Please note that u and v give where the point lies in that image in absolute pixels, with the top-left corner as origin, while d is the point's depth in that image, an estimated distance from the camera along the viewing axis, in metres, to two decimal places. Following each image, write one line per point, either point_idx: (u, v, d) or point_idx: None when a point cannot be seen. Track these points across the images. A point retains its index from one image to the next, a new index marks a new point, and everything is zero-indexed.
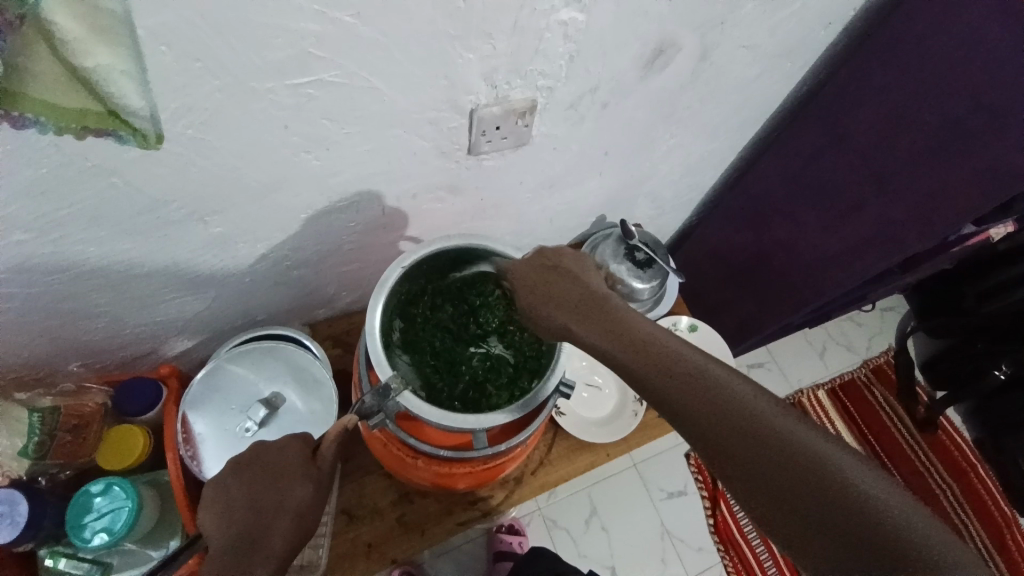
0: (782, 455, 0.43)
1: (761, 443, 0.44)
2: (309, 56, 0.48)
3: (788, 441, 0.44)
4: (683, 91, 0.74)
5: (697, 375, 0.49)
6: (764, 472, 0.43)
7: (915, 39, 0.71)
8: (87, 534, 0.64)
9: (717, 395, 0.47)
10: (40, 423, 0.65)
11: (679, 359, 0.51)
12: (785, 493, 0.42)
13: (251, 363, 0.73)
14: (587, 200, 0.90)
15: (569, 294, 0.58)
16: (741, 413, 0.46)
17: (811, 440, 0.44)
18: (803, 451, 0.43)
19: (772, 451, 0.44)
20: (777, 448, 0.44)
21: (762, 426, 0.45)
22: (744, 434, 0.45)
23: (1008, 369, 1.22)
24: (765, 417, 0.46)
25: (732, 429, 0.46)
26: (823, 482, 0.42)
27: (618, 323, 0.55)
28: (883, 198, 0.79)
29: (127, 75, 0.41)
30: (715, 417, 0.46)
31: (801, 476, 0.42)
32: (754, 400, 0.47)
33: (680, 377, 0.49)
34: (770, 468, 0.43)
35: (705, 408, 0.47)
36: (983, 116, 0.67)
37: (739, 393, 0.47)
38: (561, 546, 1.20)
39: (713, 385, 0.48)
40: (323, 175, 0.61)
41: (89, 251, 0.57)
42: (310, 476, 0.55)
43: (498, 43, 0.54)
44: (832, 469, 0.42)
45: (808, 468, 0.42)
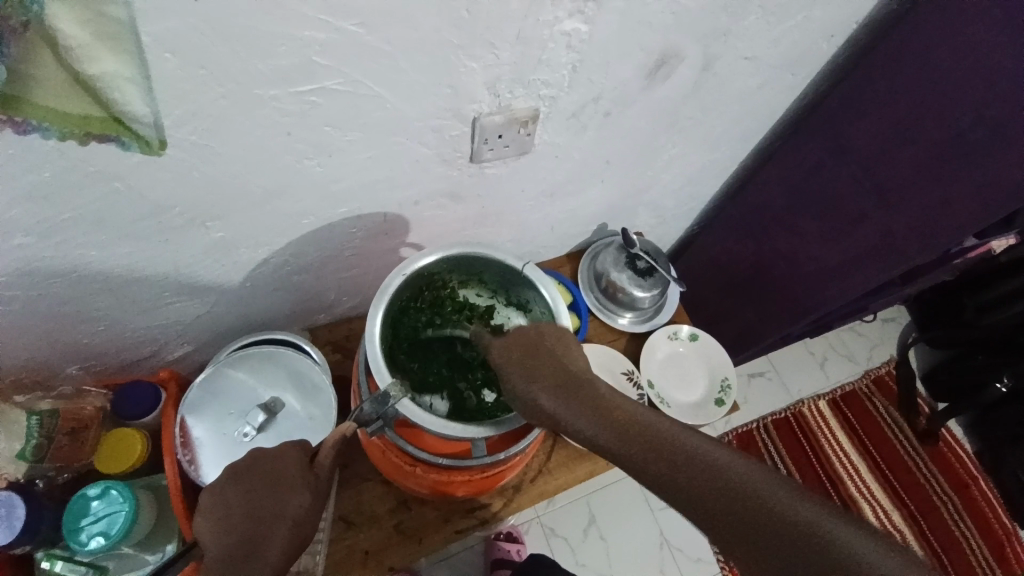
0: (763, 521, 0.47)
1: (744, 513, 0.48)
2: (314, 64, 0.48)
3: (764, 504, 0.48)
4: (686, 101, 0.74)
5: (673, 446, 0.52)
6: (751, 539, 0.47)
7: (916, 53, 0.71)
8: (82, 538, 0.64)
9: (695, 468, 0.51)
10: (38, 427, 0.66)
11: (656, 430, 0.54)
12: (772, 556, 0.46)
13: (250, 368, 0.73)
14: (589, 208, 0.90)
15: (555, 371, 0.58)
16: (720, 484, 0.49)
17: (784, 500, 0.48)
18: (782, 514, 0.47)
19: (756, 519, 0.47)
20: (759, 513, 0.47)
21: (742, 493, 0.49)
22: (729, 504, 0.48)
23: (1009, 382, 1.24)
24: (742, 482, 0.49)
25: (716, 499, 0.49)
26: (803, 541, 0.45)
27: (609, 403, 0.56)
28: (885, 211, 0.80)
29: (130, 81, 0.43)
30: (700, 490, 0.50)
31: (781, 538, 0.46)
32: (730, 468, 0.50)
33: (660, 453, 0.52)
34: (754, 534, 0.47)
35: (686, 479, 0.50)
36: (986, 128, 0.67)
37: (713, 461, 0.51)
38: (560, 554, 1.19)
39: (688, 455, 0.51)
40: (325, 182, 0.61)
41: (90, 255, 0.57)
42: (308, 484, 0.55)
43: (502, 53, 0.54)
44: (803, 525, 0.46)
45: (786, 530, 0.46)
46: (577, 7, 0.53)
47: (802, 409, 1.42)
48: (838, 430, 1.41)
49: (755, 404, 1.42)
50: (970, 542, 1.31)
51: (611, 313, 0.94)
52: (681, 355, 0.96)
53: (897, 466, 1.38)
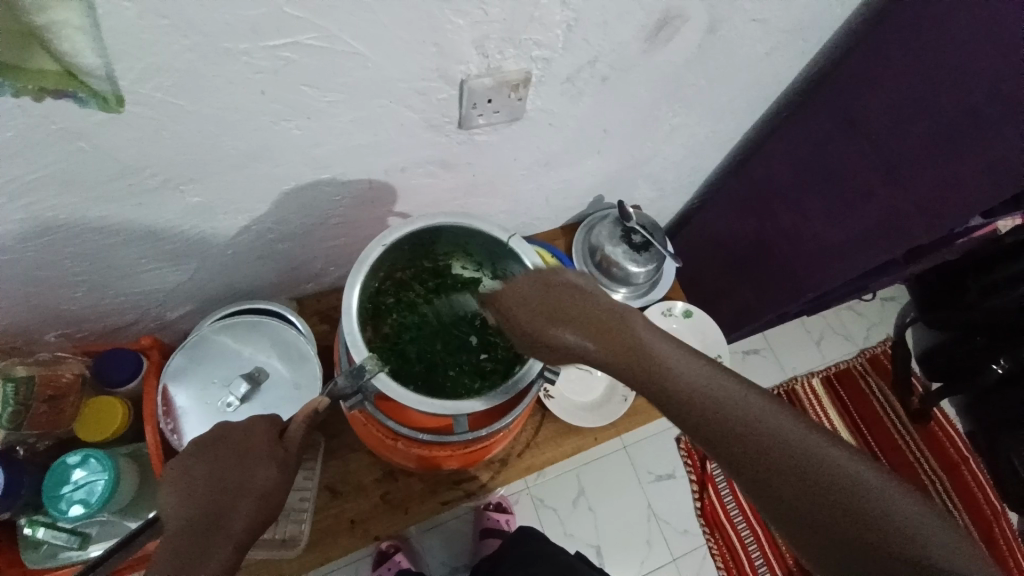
0: (795, 469, 0.47)
1: (778, 460, 0.47)
2: (286, 15, 0.45)
3: (798, 451, 0.48)
4: (689, 66, 0.71)
5: (706, 391, 0.51)
6: (779, 482, 0.47)
7: (936, 21, 0.67)
8: (63, 505, 0.64)
9: (732, 412, 0.50)
10: (14, 394, 0.64)
11: (684, 377, 0.52)
12: (796, 497, 0.46)
13: (234, 337, 0.72)
14: (585, 179, 0.87)
15: (562, 308, 0.55)
16: (752, 431, 0.48)
17: (821, 448, 0.48)
18: (805, 457, 0.47)
19: (788, 466, 0.47)
20: (788, 458, 0.47)
21: (775, 442, 0.48)
22: (760, 454, 0.48)
23: (1006, 364, 1.24)
24: (779, 433, 0.48)
25: (748, 446, 0.48)
26: (832, 490, 0.46)
27: (619, 343, 0.54)
28: (893, 187, 0.76)
29: (78, 30, 0.40)
30: (733, 436, 0.49)
31: (812, 485, 0.46)
32: (768, 414, 0.49)
33: (694, 402, 0.51)
34: (784, 478, 0.47)
35: (723, 428, 0.49)
36: (1001, 104, 0.64)
37: (752, 408, 0.50)
38: (548, 524, 1.21)
39: (722, 401, 0.50)
40: (306, 145, 0.58)
41: (60, 219, 0.55)
42: (276, 458, 0.55)
43: (491, 8, 0.51)
44: (835, 471, 0.47)
45: (822, 479, 0.46)
46: None
47: (796, 386, 1.42)
48: (830, 408, 1.41)
49: (748, 381, 1.42)
50: (956, 520, 1.33)
51: (606, 289, 0.92)
52: (674, 333, 0.94)
53: (887, 444, 1.39)
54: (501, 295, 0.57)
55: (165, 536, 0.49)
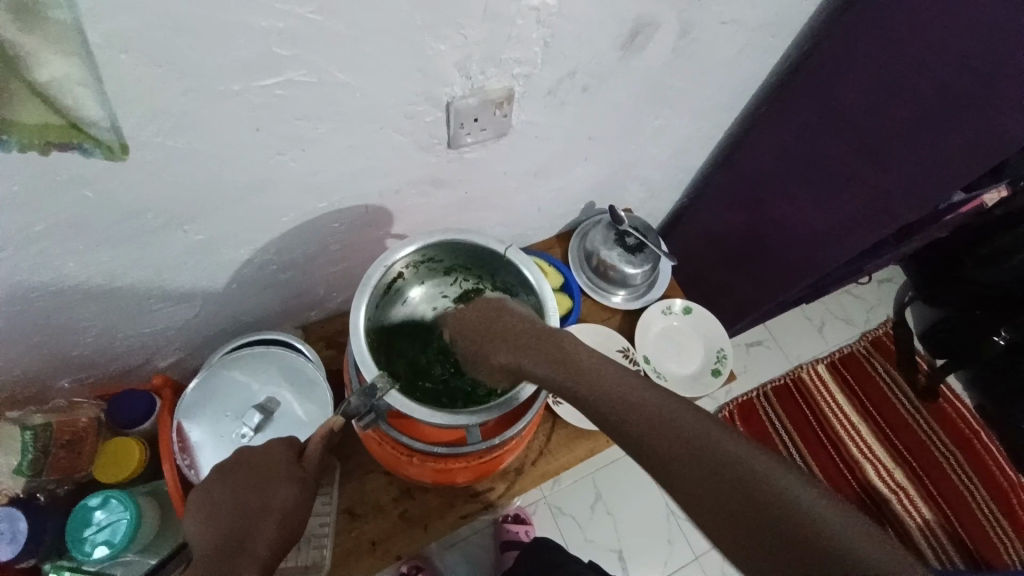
0: (730, 483, 0.46)
1: (700, 469, 0.47)
2: (276, 54, 0.47)
3: (738, 470, 0.46)
4: (666, 70, 0.73)
5: (645, 409, 0.51)
6: (701, 483, 0.47)
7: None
8: (88, 547, 0.65)
9: (673, 432, 0.49)
10: (32, 441, 0.66)
11: (619, 390, 0.52)
12: (719, 497, 0.46)
13: (245, 369, 0.73)
14: (575, 187, 0.89)
15: (504, 328, 0.58)
16: (694, 447, 0.48)
17: (755, 462, 0.47)
18: (727, 457, 0.47)
19: (722, 482, 0.46)
20: (717, 465, 0.47)
21: (689, 442, 0.48)
22: (693, 466, 0.47)
23: (1007, 335, 1.25)
24: (696, 435, 0.49)
25: (683, 458, 0.48)
26: (749, 491, 0.45)
27: (552, 351, 0.55)
28: (877, 169, 0.79)
29: (83, 85, 0.42)
30: (665, 450, 0.49)
31: (734, 487, 0.46)
32: (688, 422, 0.49)
33: (616, 404, 0.52)
34: (704, 480, 0.47)
35: (644, 431, 0.50)
36: (971, 80, 0.66)
37: (679, 418, 0.50)
38: (568, 532, 1.21)
39: (661, 415, 0.50)
40: (302, 176, 0.60)
41: (69, 266, 0.57)
42: (296, 478, 0.56)
43: (470, 31, 0.53)
44: (758, 475, 0.46)
45: (760, 496, 0.45)
46: None
47: (802, 373, 1.43)
48: (837, 393, 1.42)
49: (754, 372, 1.43)
50: (974, 497, 1.32)
51: (604, 291, 0.93)
52: (675, 330, 0.95)
53: (897, 424, 1.39)
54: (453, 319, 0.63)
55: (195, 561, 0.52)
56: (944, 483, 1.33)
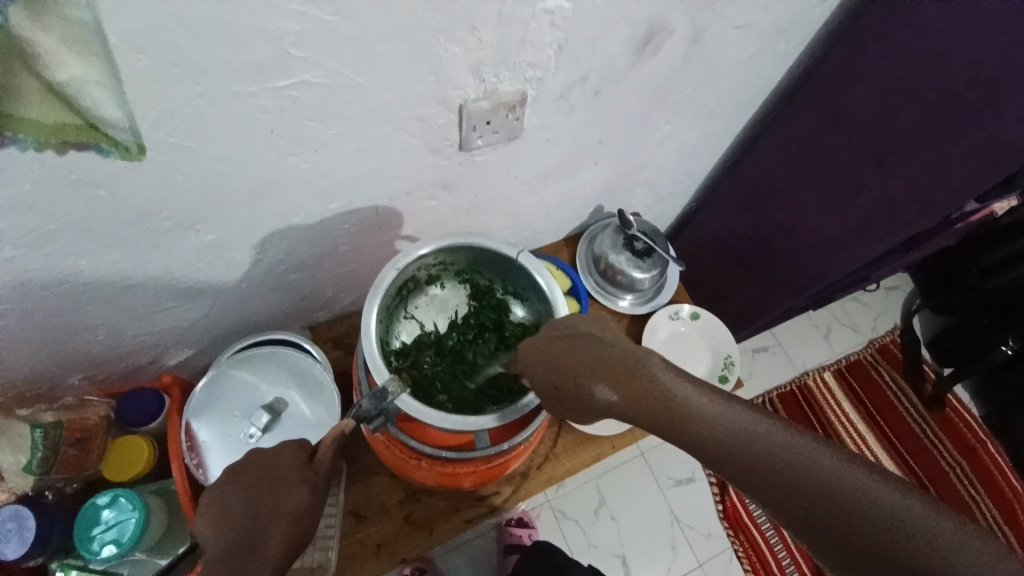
0: (834, 504, 0.45)
1: (798, 490, 0.46)
2: (290, 56, 0.47)
3: (844, 490, 0.45)
4: (677, 74, 0.73)
5: (748, 435, 0.49)
6: (801, 507, 0.46)
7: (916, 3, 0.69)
8: (95, 546, 0.66)
9: (768, 454, 0.48)
10: (43, 439, 0.66)
11: (694, 408, 0.51)
12: (821, 520, 0.45)
13: (253, 370, 0.73)
14: (584, 190, 0.89)
15: (587, 362, 0.53)
16: (807, 473, 0.46)
17: (863, 482, 0.46)
18: (828, 479, 0.46)
19: (843, 511, 0.45)
20: (820, 487, 0.46)
21: (785, 464, 0.47)
22: (792, 490, 0.46)
23: (1015, 345, 1.24)
24: (792, 456, 0.47)
25: (778, 482, 0.47)
26: (856, 513, 0.45)
27: (639, 386, 0.52)
28: (884, 177, 0.78)
29: (101, 87, 0.42)
30: (760, 469, 0.48)
31: (837, 509, 0.45)
32: (785, 442, 0.48)
33: (708, 436, 0.50)
34: (804, 502, 0.46)
35: (739, 460, 0.48)
36: (982, 89, 0.66)
37: (775, 440, 0.48)
38: (572, 537, 1.20)
39: (743, 436, 0.49)
40: (312, 178, 0.60)
41: (81, 265, 0.57)
42: (307, 480, 0.56)
43: (484, 35, 0.53)
44: (865, 496, 0.45)
45: (864, 518, 0.44)
46: None
47: (808, 380, 1.42)
48: (844, 402, 1.41)
49: (760, 378, 1.43)
50: (981, 507, 1.31)
51: (611, 296, 0.93)
52: (682, 335, 0.95)
53: (903, 433, 1.38)
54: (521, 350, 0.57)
55: (206, 563, 0.51)
56: (951, 493, 1.32)
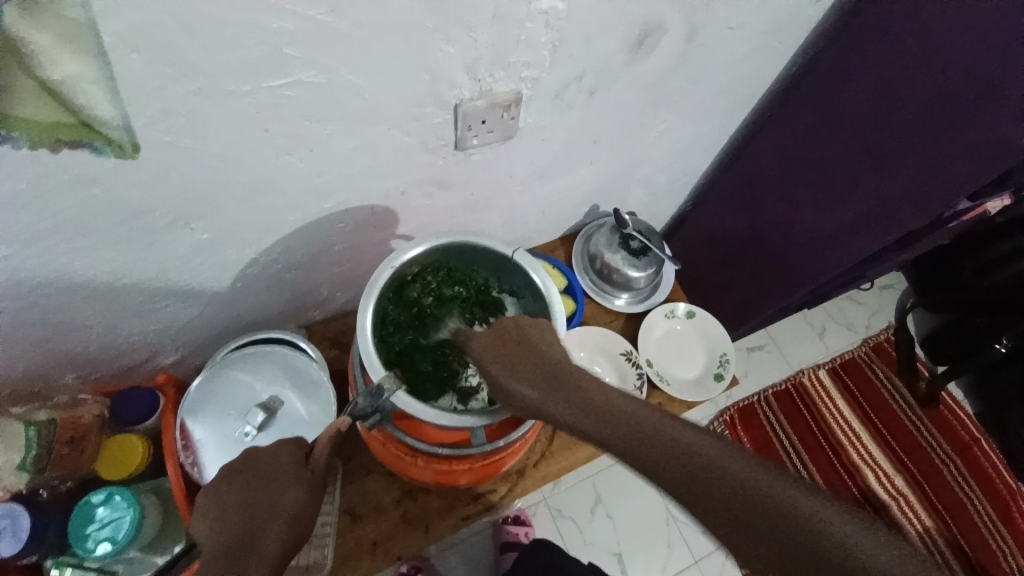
0: (755, 510, 0.49)
1: (720, 494, 0.50)
2: (286, 55, 0.47)
3: (784, 507, 0.49)
4: (672, 74, 0.73)
5: (667, 440, 0.53)
6: (722, 510, 0.50)
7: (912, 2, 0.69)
8: (90, 544, 0.66)
9: (690, 460, 0.51)
10: (37, 437, 0.66)
11: (644, 427, 0.54)
12: (742, 525, 0.49)
13: (248, 368, 0.73)
14: (579, 189, 0.89)
15: (524, 361, 0.56)
16: (724, 478, 0.50)
17: (776, 485, 0.50)
18: (747, 486, 0.50)
19: (763, 519, 0.48)
20: (742, 495, 0.50)
21: (709, 468, 0.51)
22: (716, 496, 0.50)
23: (1009, 342, 1.25)
24: (715, 460, 0.51)
25: (735, 507, 0.49)
26: (771, 516, 0.48)
27: (570, 393, 0.55)
28: (879, 174, 0.79)
29: (94, 84, 0.42)
30: (683, 471, 0.51)
31: (756, 513, 0.49)
32: (705, 450, 0.52)
33: (632, 436, 0.53)
34: (726, 505, 0.49)
35: (666, 462, 0.52)
36: (975, 87, 0.66)
37: (695, 448, 0.52)
38: (568, 535, 1.21)
39: (686, 452, 0.52)
40: (309, 176, 0.60)
41: (76, 263, 0.57)
42: (303, 480, 0.56)
43: (479, 34, 0.53)
44: (780, 502, 0.49)
45: (808, 537, 0.48)
46: None
47: (803, 378, 1.43)
48: (839, 399, 1.41)
49: (755, 377, 1.43)
50: (974, 503, 1.32)
51: (607, 295, 0.94)
52: (678, 333, 0.96)
53: (898, 431, 1.38)
54: (469, 340, 0.59)
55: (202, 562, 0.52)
56: (944, 490, 1.33)
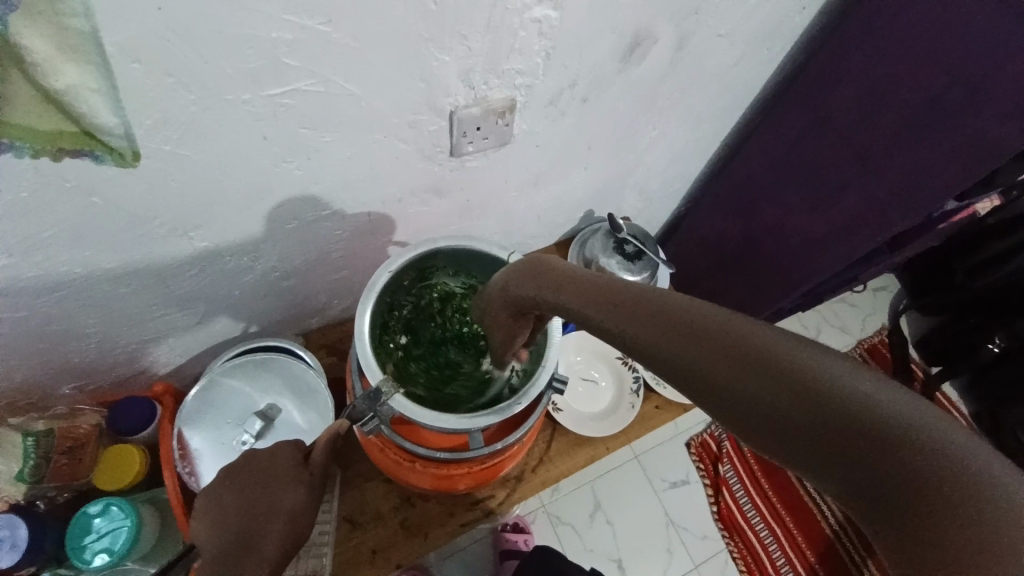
0: (768, 379, 0.33)
1: (716, 357, 0.35)
2: (284, 65, 0.48)
3: (810, 377, 0.32)
4: (663, 81, 0.75)
5: (668, 304, 0.40)
6: (722, 382, 0.34)
7: (898, 8, 0.70)
8: (87, 555, 0.66)
9: (693, 319, 0.38)
10: (35, 448, 0.66)
11: (649, 297, 0.41)
12: (746, 397, 0.33)
13: (245, 376, 0.73)
14: (574, 195, 0.90)
15: (536, 273, 0.50)
16: (734, 340, 0.35)
17: (808, 354, 0.33)
18: (763, 350, 0.34)
19: (778, 385, 0.32)
20: (754, 357, 0.34)
21: (714, 329, 0.36)
22: (713, 358, 0.35)
23: (1002, 342, 1.26)
24: (727, 324, 0.36)
25: (743, 371, 0.34)
26: (790, 385, 0.32)
27: (573, 283, 0.47)
28: (868, 177, 0.80)
29: (96, 92, 0.42)
30: (670, 333, 0.38)
31: (768, 381, 0.33)
32: (718, 313, 0.37)
33: (627, 308, 0.42)
34: (730, 373, 0.34)
35: (654, 327, 0.39)
36: (958, 90, 0.67)
37: (701, 309, 0.38)
38: (567, 542, 1.20)
39: (687, 315, 0.38)
40: (307, 184, 0.61)
41: (75, 272, 0.57)
42: (303, 482, 0.56)
43: (474, 43, 0.54)
44: (808, 370, 0.32)
45: (845, 417, 0.30)
46: None
47: None
48: None
49: None
50: None
51: None
52: None
53: None
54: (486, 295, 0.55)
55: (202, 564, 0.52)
56: None
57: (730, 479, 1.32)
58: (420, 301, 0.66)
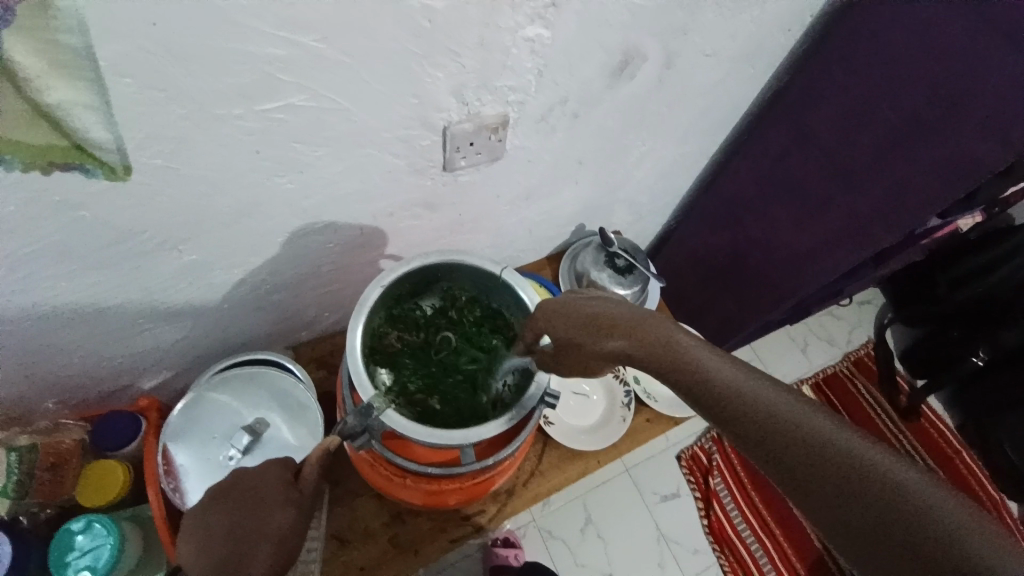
0: (854, 480, 0.41)
1: (787, 454, 0.43)
2: (277, 80, 0.48)
3: (872, 472, 0.41)
4: (652, 99, 0.76)
5: (785, 418, 0.44)
6: (796, 470, 0.43)
7: (877, 33, 0.72)
8: (70, 572, 0.65)
9: (781, 422, 0.44)
10: (18, 462, 0.66)
11: (739, 391, 0.45)
12: (815, 488, 0.42)
13: (232, 391, 0.72)
14: (565, 210, 0.91)
15: (585, 319, 0.50)
16: (821, 445, 0.42)
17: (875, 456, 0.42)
18: (843, 456, 0.42)
19: (827, 477, 0.42)
20: (810, 453, 0.42)
21: (805, 435, 0.43)
22: (798, 458, 0.43)
23: (985, 355, 1.27)
24: (829, 441, 0.42)
25: (772, 444, 0.44)
26: (862, 480, 0.41)
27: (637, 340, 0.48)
28: (853, 195, 0.81)
29: (88, 108, 0.42)
30: (751, 425, 0.44)
31: (819, 475, 0.42)
32: (807, 416, 0.44)
33: (718, 398, 0.46)
34: (802, 468, 0.42)
35: (728, 412, 0.45)
36: (943, 109, 0.68)
37: (775, 399, 0.45)
38: (558, 557, 1.19)
39: (792, 423, 0.44)
40: (298, 198, 0.61)
41: (60, 286, 0.56)
42: (291, 501, 0.55)
43: (466, 60, 0.55)
44: (870, 467, 0.41)
45: (877, 501, 0.40)
46: (536, 11, 0.54)
47: None
48: None
49: None
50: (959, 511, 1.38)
51: None
52: None
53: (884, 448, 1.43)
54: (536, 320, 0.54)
55: None
56: None
57: (721, 493, 1.32)
58: (403, 318, 0.65)
